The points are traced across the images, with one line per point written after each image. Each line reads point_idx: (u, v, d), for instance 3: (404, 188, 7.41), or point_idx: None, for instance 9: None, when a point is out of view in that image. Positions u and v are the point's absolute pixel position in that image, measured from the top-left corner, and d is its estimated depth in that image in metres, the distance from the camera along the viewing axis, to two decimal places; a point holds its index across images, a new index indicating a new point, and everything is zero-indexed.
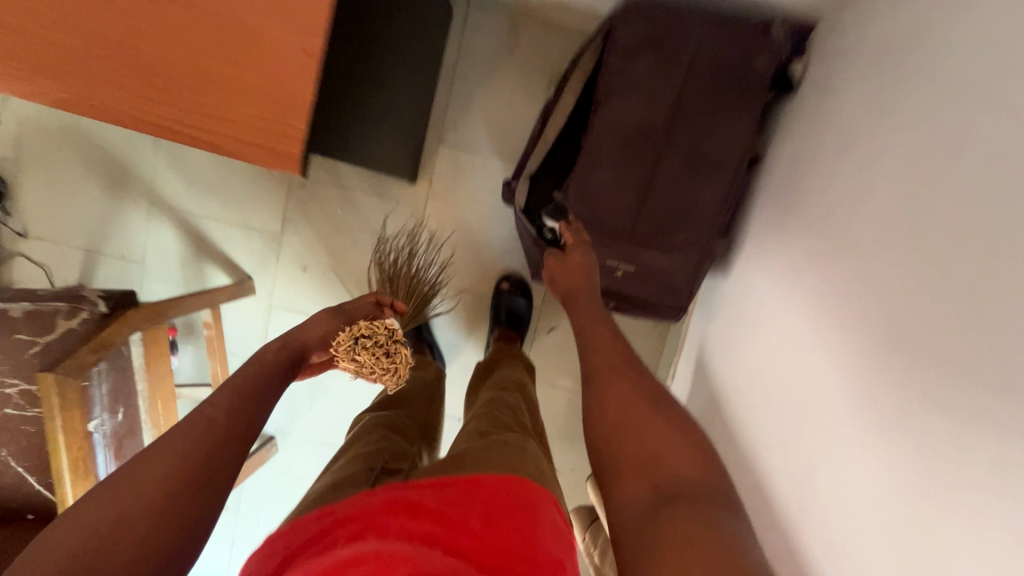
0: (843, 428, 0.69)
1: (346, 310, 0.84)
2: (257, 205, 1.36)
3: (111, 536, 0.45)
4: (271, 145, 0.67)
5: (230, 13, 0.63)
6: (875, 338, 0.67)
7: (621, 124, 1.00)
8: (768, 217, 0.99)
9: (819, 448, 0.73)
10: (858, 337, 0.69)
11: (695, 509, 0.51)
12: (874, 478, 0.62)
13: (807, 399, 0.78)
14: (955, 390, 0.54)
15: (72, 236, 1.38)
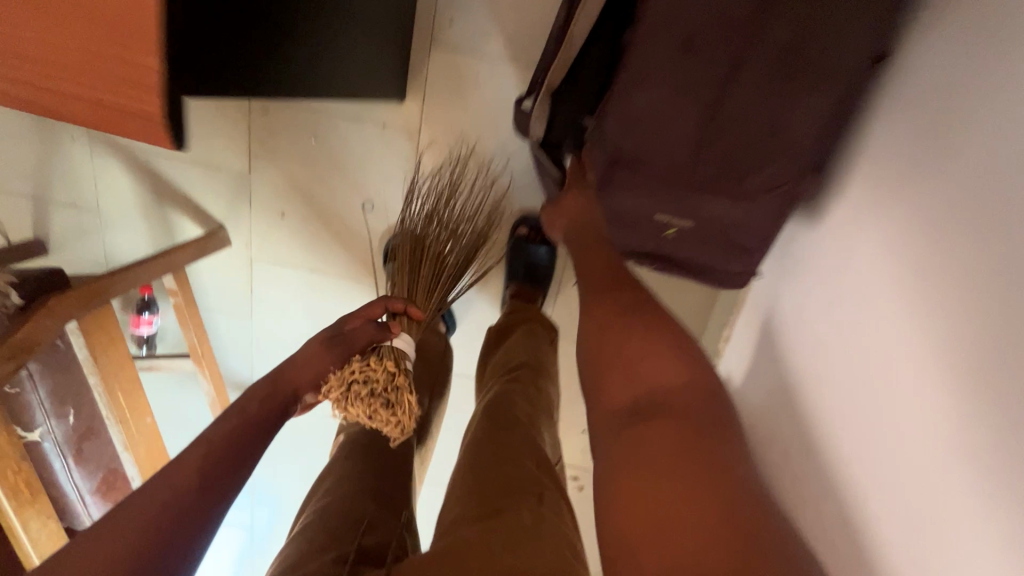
0: (884, 364, 0.60)
1: (341, 338, 0.61)
2: (215, 138, 1.10)
3: None
4: (114, 103, 0.41)
5: None
6: (956, 271, 0.53)
7: (683, 15, 0.67)
8: (889, 151, 0.69)
9: (855, 389, 0.64)
10: (944, 279, 0.55)
11: (683, 422, 0.53)
12: (903, 402, 0.57)
13: (856, 345, 0.66)
14: (988, 284, 0.49)
15: (14, 182, 1.18)
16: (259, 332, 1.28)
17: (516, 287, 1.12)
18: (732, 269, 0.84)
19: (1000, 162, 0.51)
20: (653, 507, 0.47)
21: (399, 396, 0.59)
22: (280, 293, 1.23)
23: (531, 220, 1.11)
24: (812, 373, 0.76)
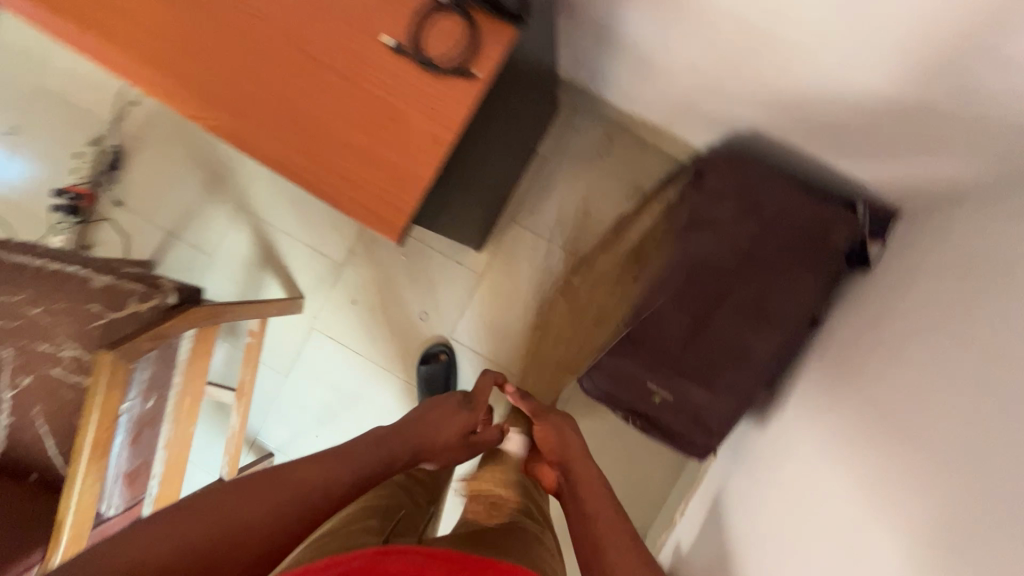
0: (818, 518, 0.77)
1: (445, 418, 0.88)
2: (332, 232, 1.44)
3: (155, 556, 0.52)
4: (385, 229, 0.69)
5: (387, 95, 0.69)
6: (866, 450, 0.74)
7: (692, 257, 1.04)
8: (813, 385, 0.98)
9: (791, 540, 0.80)
10: (864, 447, 0.75)
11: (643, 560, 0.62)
12: (826, 541, 0.73)
13: (792, 510, 0.85)
14: (902, 435, 0.69)
15: (160, 216, 1.49)
16: (287, 390, 1.46)
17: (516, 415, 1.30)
18: (697, 444, 1.07)
19: (900, 374, 0.76)
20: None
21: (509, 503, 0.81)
22: (322, 362, 1.44)
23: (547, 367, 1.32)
24: (748, 536, 0.93)
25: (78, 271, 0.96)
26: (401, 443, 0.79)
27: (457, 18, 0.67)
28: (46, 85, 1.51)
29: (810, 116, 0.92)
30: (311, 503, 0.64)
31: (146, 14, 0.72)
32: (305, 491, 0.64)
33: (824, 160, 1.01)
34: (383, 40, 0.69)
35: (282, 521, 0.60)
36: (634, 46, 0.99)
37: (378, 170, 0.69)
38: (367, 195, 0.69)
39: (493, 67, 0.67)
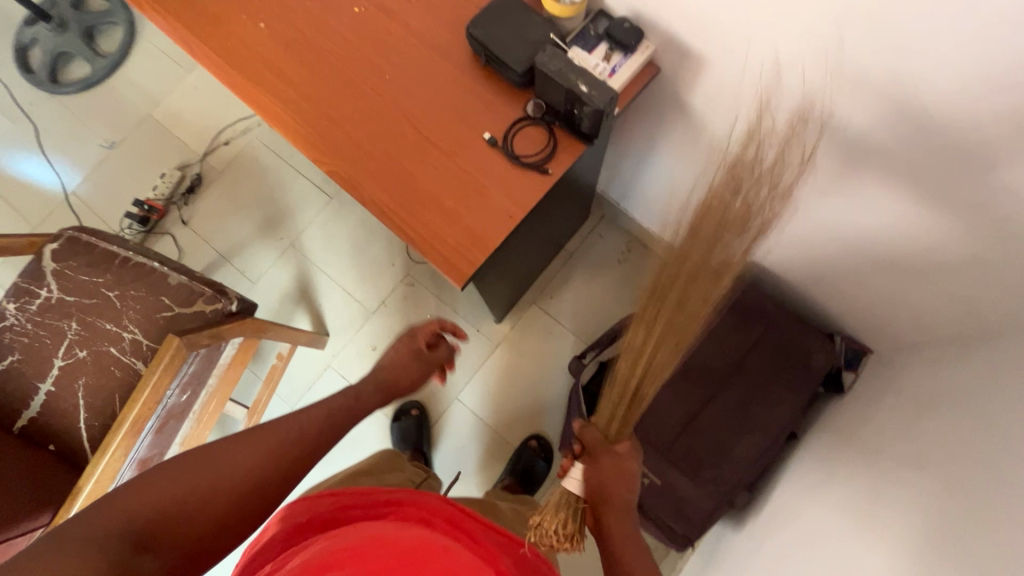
0: None
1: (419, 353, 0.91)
2: (369, 282, 1.58)
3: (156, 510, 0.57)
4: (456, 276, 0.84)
5: (476, 173, 0.86)
6: (833, 550, 0.82)
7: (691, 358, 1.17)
8: (789, 494, 1.07)
9: None
10: (833, 548, 0.83)
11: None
12: None
13: None
14: (867, 540, 0.78)
15: (217, 239, 1.64)
16: None
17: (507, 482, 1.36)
18: (676, 533, 1.13)
19: (871, 487, 0.85)
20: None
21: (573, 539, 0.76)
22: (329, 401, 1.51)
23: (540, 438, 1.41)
24: None
25: (160, 267, 1.08)
26: (373, 389, 0.86)
27: (543, 131, 0.87)
28: (155, 115, 1.75)
29: (803, 255, 1.11)
30: (292, 447, 0.69)
31: (304, 82, 0.92)
32: (284, 436, 0.69)
33: (811, 295, 1.19)
34: (481, 134, 0.88)
35: (267, 462, 0.66)
36: (666, 176, 1.21)
37: (457, 229, 0.85)
38: (443, 247, 0.84)
39: (562, 172, 0.86)
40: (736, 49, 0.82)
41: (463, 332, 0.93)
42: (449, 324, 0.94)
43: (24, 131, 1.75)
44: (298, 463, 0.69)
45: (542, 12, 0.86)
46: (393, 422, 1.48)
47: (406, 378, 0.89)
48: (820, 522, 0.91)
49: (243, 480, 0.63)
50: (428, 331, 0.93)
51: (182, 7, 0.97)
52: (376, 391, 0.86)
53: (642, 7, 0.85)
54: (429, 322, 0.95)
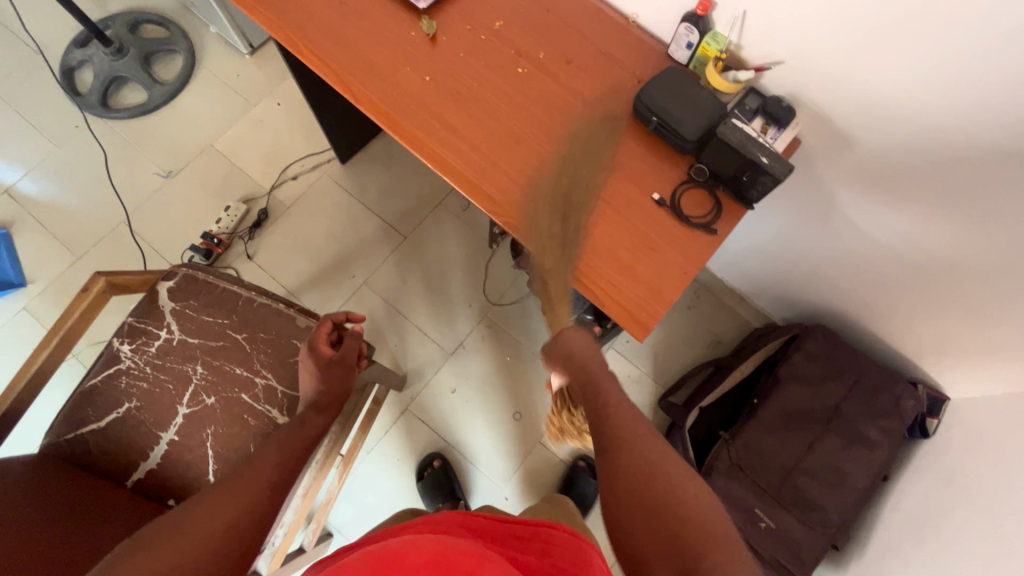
0: None
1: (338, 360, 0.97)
2: (446, 325, 1.59)
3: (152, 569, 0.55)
4: (638, 330, 0.88)
5: (649, 231, 0.91)
6: None
7: (789, 405, 1.25)
8: (892, 534, 1.13)
9: None
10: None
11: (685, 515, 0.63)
12: None
13: None
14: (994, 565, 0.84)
15: (285, 276, 1.60)
16: (363, 467, 1.47)
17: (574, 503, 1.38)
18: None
19: (986, 519, 0.92)
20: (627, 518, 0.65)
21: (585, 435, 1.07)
22: (407, 446, 1.49)
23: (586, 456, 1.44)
24: None
25: (288, 309, 1.04)
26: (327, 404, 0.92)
27: (708, 194, 0.93)
28: (216, 146, 1.71)
29: (888, 310, 1.21)
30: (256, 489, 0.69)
31: (475, 137, 0.95)
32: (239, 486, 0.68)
33: (890, 345, 1.29)
34: (651, 195, 0.93)
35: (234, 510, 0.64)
36: (762, 228, 1.31)
37: (636, 282, 0.89)
38: (624, 299, 0.88)
39: (727, 233, 0.92)
40: (882, 133, 0.92)
41: (358, 314, 1.02)
42: (342, 315, 1.00)
43: (76, 158, 1.68)
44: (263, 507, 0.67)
45: (707, 86, 0.94)
46: (416, 481, 1.44)
47: (339, 386, 0.94)
48: (937, 560, 0.96)
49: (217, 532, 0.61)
50: (326, 331, 0.98)
51: (345, 58, 0.99)
52: (318, 411, 0.90)
53: (797, 88, 0.95)
54: (324, 324, 0.99)
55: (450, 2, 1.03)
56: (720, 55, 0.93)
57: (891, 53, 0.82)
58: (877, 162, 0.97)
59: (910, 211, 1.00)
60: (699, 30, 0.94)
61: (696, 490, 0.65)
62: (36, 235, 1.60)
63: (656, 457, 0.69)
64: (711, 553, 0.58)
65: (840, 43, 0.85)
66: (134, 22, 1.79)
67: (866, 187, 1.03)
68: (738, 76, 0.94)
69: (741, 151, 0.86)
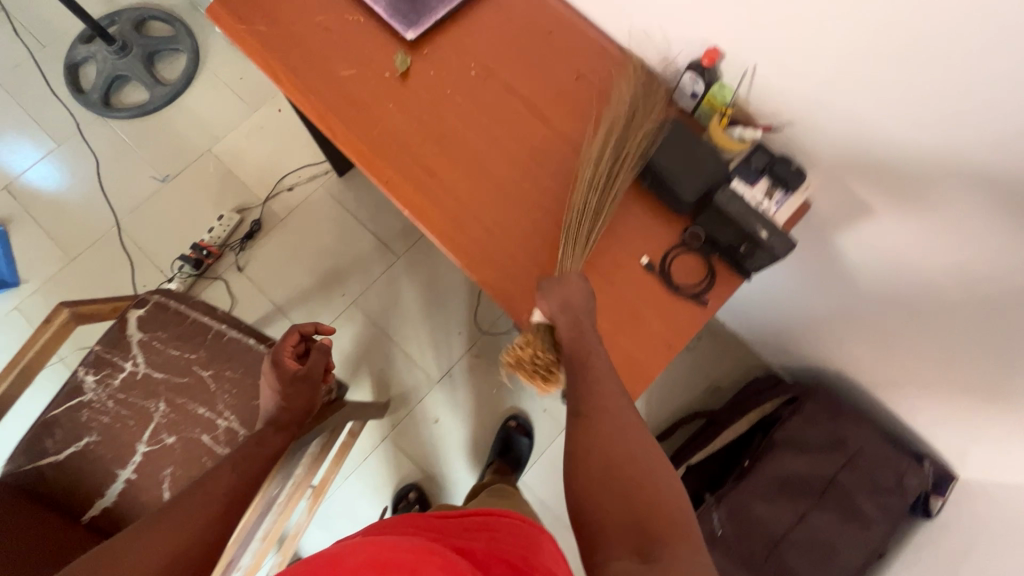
0: None
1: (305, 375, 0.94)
2: (434, 351, 1.54)
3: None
4: None
5: (634, 299, 0.84)
6: None
7: (784, 471, 1.17)
8: None
9: None
10: None
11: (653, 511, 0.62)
12: None
13: None
14: None
15: (274, 291, 1.57)
16: (341, 492, 1.45)
17: (497, 465, 1.38)
18: None
19: None
20: (592, 501, 0.65)
21: (556, 371, 0.80)
22: (386, 474, 1.46)
23: (517, 415, 1.47)
24: None
25: (257, 345, 1.00)
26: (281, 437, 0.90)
27: (701, 260, 0.86)
28: (214, 151, 1.68)
29: (895, 381, 1.13)
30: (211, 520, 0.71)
31: (457, 184, 0.90)
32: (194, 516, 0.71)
33: (896, 417, 1.20)
34: (639, 258, 0.87)
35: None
36: (765, 280, 1.22)
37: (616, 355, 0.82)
38: None
39: (719, 305, 0.85)
40: (898, 208, 0.83)
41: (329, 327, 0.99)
42: (310, 328, 0.97)
43: (76, 157, 1.67)
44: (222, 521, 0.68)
45: (709, 143, 0.87)
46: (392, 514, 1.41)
47: (302, 403, 0.93)
48: None
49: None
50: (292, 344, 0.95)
51: (326, 90, 0.94)
52: (279, 429, 0.90)
53: (809, 150, 0.86)
54: (291, 335, 0.96)
55: (442, 32, 0.96)
56: (726, 110, 0.86)
57: (915, 130, 0.72)
58: (890, 236, 0.88)
59: (922, 289, 0.91)
60: (704, 81, 0.86)
61: (675, 484, 0.66)
62: (32, 235, 1.59)
63: (634, 449, 0.68)
64: (674, 544, 0.59)
65: (859, 111, 0.76)
66: (140, 19, 1.76)
67: (876, 255, 0.94)
68: (744, 134, 0.86)
69: (738, 222, 0.79)
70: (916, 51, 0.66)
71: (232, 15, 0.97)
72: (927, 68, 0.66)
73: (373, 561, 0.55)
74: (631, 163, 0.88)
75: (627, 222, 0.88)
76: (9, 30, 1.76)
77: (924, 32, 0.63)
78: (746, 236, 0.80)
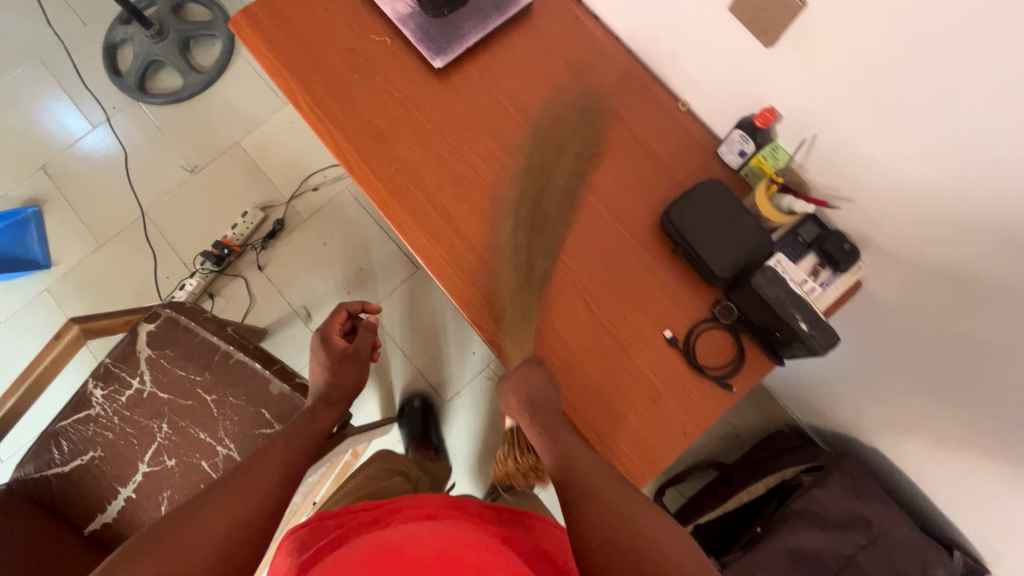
0: None
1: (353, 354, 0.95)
2: (447, 368, 1.51)
3: (209, 547, 0.61)
4: None
5: (650, 375, 0.79)
6: None
7: (796, 545, 1.10)
8: None
9: None
10: None
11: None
12: None
13: None
14: None
15: (292, 292, 1.56)
16: None
17: (499, 495, 1.36)
18: None
19: None
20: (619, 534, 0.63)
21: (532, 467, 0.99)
22: None
23: None
24: None
25: (262, 370, 0.99)
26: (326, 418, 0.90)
27: (730, 338, 0.79)
28: (243, 144, 1.66)
29: (931, 468, 1.03)
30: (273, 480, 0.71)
31: (473, 231, 0.84)
32: (259, 474, 0.71)
33: (929, 501, 1.10)
34: (662, 330, 0.80)
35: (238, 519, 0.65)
36: None
37: (626, 438, 0.77)
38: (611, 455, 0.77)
39: (746, 390, 0.78)
40: (959, 304, 0.73)
41: (376, 307, 0.97)
42: (358, 307, 0.96)
43: (109, 140, 1.67)
44: (273, 501, 0.69)
45: (754, 212, 0.79)
46: None
47: (350, 382, 0.95)
48: None
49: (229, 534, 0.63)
50: (339, 323, 0.95)
51: (344, 115, 0.89)
52: (330, 405, 0.91)
53: (866, 228, 0.76)
54: (338, 314, 0.97)
55: (472, 61, 0.89)
56: (776, 176, 0.77)
57: (982, 218, 0.62)
58: (947, 330, 0.78)
59: (976, 389, 0.81)
60: (755, 141, 0.78)
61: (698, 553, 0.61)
62: (66, 218, 1.62)
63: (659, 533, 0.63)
64: None
65: (920, 182, 0.66)
66: (179, 1, 1.73)
67: (929, 342, 0.84)
68: (794, 205, 0.77)
69: (776, 309, 0.72)
70: (1000, 129, 0.55)
71: (252, 24, 0.91)
72: (1008, 149, 0.55)
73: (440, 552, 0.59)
74: (665, 225, 0.81)
75: (654, 289, 0.81)
76: (52, 4, 1.76)
77: (1019, 125, 0.53)
78: (785, 323, 0.72)
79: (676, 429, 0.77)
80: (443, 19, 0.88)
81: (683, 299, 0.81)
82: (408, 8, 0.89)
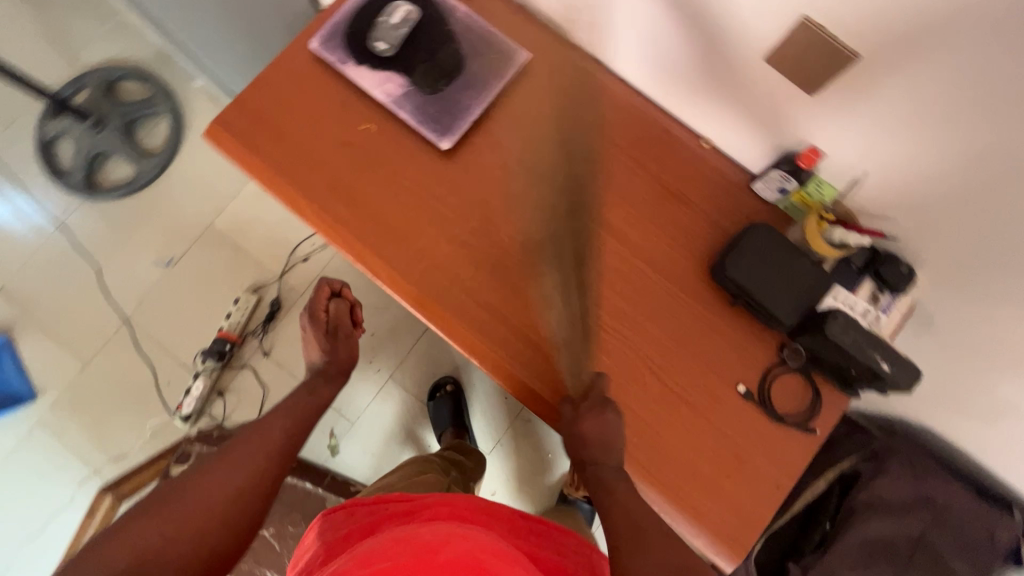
0: None
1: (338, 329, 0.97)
2: (480, 419, 1.47)
3: (176, 535, 0.60)
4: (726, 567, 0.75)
5: (732, 434, 0.77)
6: None
7: (869, 535, 1.12)
8: None
9: None
10: None
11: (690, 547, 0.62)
12: None
13: None
14: None
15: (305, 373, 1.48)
16: None
17: None
18: None
19: None
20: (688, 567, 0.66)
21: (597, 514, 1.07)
22: None
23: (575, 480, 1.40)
24: None
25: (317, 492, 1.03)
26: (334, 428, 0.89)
27: (802, 382, 0.78)
28: (217, 226, 1.55)
29: None
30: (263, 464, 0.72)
31: (523, 318, 0.80)
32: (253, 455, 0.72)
33: (985, 469, 1.13)
34: (734, 386, 0.78)
35: (222, 503, 0.66)
36: None
37: (722, 505, 0.76)
38: (711, 527, 0.75)
39: (827, 430, 0.77)
40: None
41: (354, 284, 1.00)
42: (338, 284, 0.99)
43: (67, 248, 1.54)
44: (266, 483, 0.71)
45: (807, 251, 0.77)
46: None
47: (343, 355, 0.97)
48: None
49: (227, 498, 0.66)
50: (323, 297, 0.98)
51: (356, 216, 0.82)
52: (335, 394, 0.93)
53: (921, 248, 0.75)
54: (321, 289, 0.99)
55: (482, 133, 0.84)
56: (826, 213, 0.76)
57: None
58: None
59: None
60: (798, 179, 0.76)
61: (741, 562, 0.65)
62: (38, 342, 1.49)
63: None
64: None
65: (983, 202, 0.64)
66: (111, 80, 1.59)
67: None
68: (847, 238, 0.76)
69: (853, 350, 0.70)
70: None
71: (232, 134, 0.83)
72: None
73: (472, 561, 0.55)
74: (720, 279, 0.78)
75: (719, 342, 0.79)
76: None
77: None
78: (864, 362, 0.71)
79: (768, 482, 0.76)
80: (439, 94, 0.83)
81: (749, 348, 0.79)
82: (400, 89, 0.83)
